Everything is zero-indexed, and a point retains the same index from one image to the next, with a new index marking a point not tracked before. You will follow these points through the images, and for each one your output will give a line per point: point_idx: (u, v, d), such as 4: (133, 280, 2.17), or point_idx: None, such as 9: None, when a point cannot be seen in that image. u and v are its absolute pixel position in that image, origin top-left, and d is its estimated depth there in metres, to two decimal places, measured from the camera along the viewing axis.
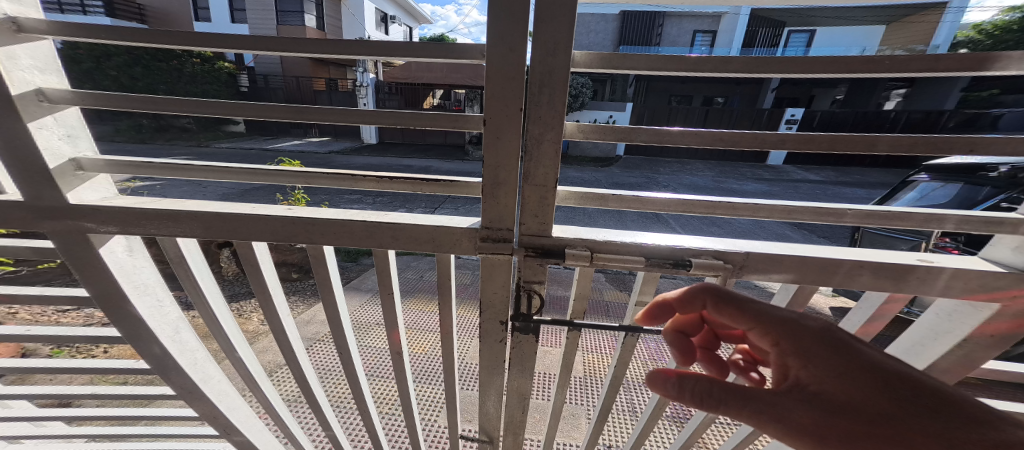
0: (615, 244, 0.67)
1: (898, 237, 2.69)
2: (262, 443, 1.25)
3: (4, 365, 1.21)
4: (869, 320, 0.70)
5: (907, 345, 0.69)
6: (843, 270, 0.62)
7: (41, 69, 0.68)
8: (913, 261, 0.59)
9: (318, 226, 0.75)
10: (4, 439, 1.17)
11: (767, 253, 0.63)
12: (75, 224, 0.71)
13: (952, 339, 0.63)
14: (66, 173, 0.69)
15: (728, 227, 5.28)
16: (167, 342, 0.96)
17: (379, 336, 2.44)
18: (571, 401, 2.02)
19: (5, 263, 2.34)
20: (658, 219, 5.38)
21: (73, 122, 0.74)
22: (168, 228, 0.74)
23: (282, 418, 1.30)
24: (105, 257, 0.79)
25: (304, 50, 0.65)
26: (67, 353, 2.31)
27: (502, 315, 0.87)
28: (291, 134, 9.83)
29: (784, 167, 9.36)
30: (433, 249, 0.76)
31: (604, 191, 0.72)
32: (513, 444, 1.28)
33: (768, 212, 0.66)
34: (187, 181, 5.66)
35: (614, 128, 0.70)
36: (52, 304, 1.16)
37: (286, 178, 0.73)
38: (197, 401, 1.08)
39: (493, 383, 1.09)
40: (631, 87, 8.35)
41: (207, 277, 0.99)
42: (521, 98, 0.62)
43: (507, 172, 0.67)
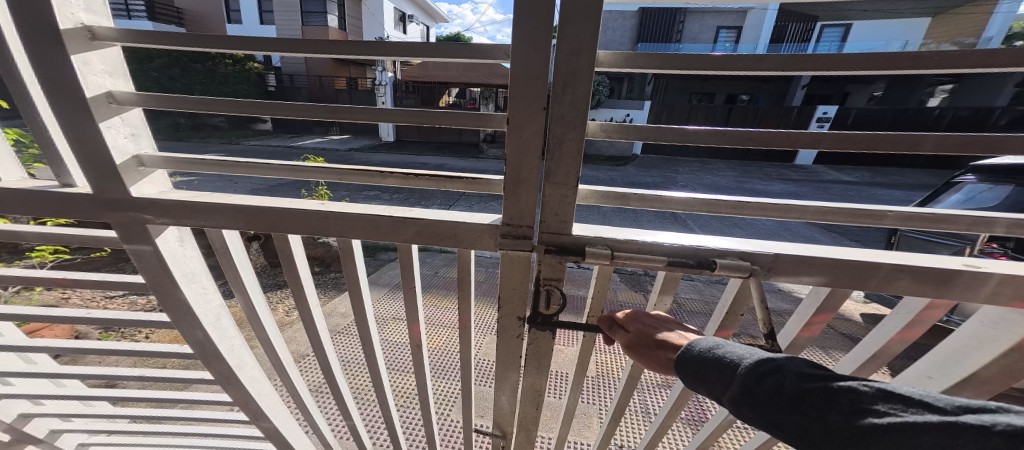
0: (636, 243, 0.69)
1: (940, 242, 2.56)
2: (287, 430, 1.34)
3: (63, 344, 1.33)
4: (906, 326, 0.69)
5: (947, 353, 0.67)
6: (879, 274, 0.62)
7: (111, 72, 0.75)
8: (958, 267, 0.58)
9: (351, 222, 0.80)
10: (62, 415, 1.30)
11: (796, 255, 0.64)
12: (136, 215, 0.79)
13: (995, 347, 0.61)
14: (130, 168, 0.76)
15: (750, 229, 5.14)
16: (209, 328, 1.04)
17: (397, 330, 2.53)
18: (584, 400, 2.04)
19: (61, 251, 2.57)
20: (677, 220, 5.30)
21: (137, 121, 0.81)
22: (218, 221, 0.81)
23: (307, 406, 1.39)
24: (161, 247, 0.87)
25: (342, 54, 0.69)
26: (114, 337, 2.50)
27: (519, 311, 0.90)
28: (315, 133, 10.18)
29: (812, 168, 9.00)
30: (456, 245, 0.80)
31: (627, 191, 0.75)
32: (527, 439, 1.32)
33: (801, 214, 0.70)
34: (220, 177, 5.96)
35: (637, 127, 0.72)
36: (107, 289, 1.27)
37: (323, 175, 0.78)
38: (231, 385, 1.17)
39: (509, 379, 1.13)
40: (650, 85, 8.23)
41: (249, 270, 1.07)
42: (544, 98, 0.65)
43: (526, 170, 0.70)
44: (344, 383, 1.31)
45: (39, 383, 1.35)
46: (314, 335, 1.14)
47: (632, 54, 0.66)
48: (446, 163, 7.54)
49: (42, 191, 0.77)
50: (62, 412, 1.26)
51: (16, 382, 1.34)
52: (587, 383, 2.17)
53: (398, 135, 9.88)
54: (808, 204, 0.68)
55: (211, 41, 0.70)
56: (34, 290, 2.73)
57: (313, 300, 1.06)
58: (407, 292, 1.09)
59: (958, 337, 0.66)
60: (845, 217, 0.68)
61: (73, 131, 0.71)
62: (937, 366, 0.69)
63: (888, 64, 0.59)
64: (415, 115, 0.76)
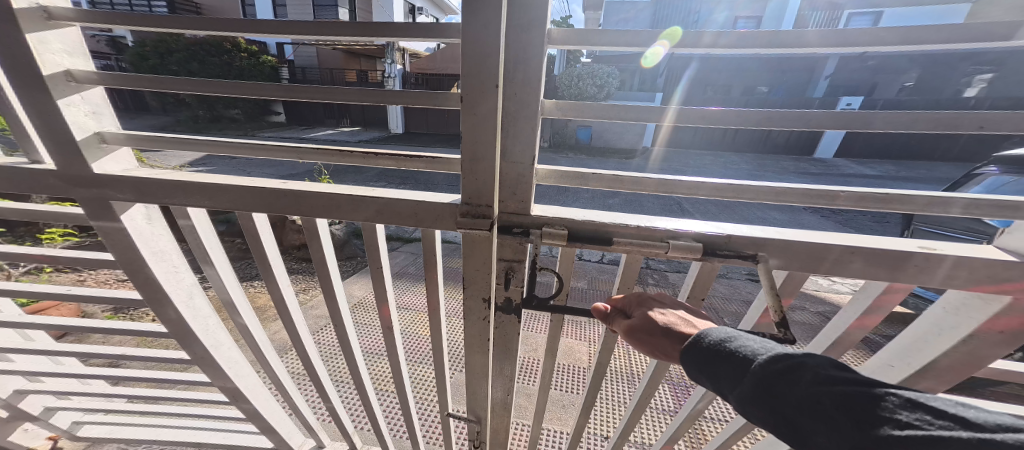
0: (591, 224, 0.68)
1: (957, 236, 2.45)
2: (267, 411, 1.40)
3: (57, 322, 1.39)
4: (871, 310, 0.70)
5: (908, 342, 0.67)
6: (833, 256, 0.60)
7: (69, 51, 0.73)
8: (909, 247, 0.56)
9: (309, 202, 0.80)
10: (59, 393, 1.37)
11: (750, 236, 0.62)
12: (101, 192, 0.80)
13: (958, 333, 0.61)
14: (92, 145, 0.75)
15: (758, 223, 5.05)
16: (180, 307, 1.08)
17: (374, 317, 2.59)
18: (562, 389, 2.07)
19: (73, 235, 2.69)
20: (682, 213, 5.24)
21: (99, 100, 0.80)
22: (180, 199, 0.81)
23: (288, 391, 1.43)
24: (127, 225, 0.90)
25: (298, 32, 0.69)
26: (121, 318, 2.60)
27: (484, 291, 0.94)
28: (325, 124, 10.38)
29: (830, 162, 8.68)
30: (416, 224, 0.80)
31: (585, 170, 0.74)
32: (499, 422, 1.35)
33: (757, 195, 0.69)
34: (232, 167, 6.13)
35: (591, 106, 0.70)
36: (94, 270, 1.32)
37: (285, 152, 0.79)
38: (210, 366, 1.22)
39: (478, 365, 1.15)
40: (660, 76, 8.08)
41: (219, 250, 1.10)
42: (496, 75, 0.64)
43: (485, 148, 0.69)
44: (322, 370, 1.34)
45: (39, 361, 1.42)
46: (288, 318, 1.17)
47: (581, 30, 0.64)
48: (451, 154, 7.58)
49: (11, 167, 0.78)
50: (57, 389, 1.34)
51: (16, 359, 1.41)
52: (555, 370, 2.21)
53: (405, 127, 9.98)
54: (767, 185, 0.66)
55: (167, 22, 0.70)
56: (48, 272, 2.87)
57: (287, 281, 1.10)
58: (376, 276, 1.10)
59: (923, 324, 0.65)
60: (806, 199, 0.66)
61: (36, 109, 0.71)
62: (900, 353, 0.68)
63: (842, 39, 0.55)
64: (369, 92, 0.75)
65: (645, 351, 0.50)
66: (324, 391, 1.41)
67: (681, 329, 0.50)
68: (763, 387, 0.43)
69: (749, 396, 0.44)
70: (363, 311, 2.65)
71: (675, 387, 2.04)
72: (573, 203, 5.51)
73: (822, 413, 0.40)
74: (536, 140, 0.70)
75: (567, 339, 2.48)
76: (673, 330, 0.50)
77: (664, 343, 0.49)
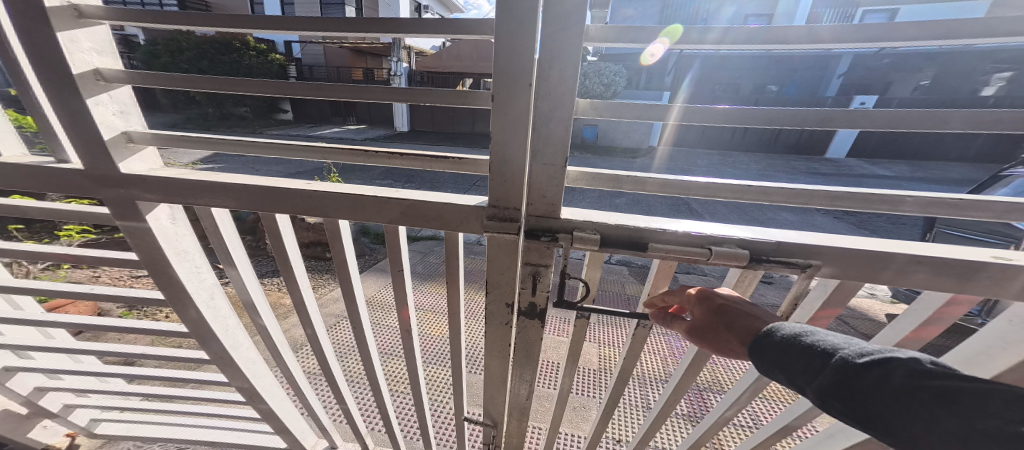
0: (626, 228, 0.63)
1: (984, 239, 2.37)
2: (283, 411, 1.38)
3: (75, 320, 1.38)
4: (926, 322, 0.63)
5: (966, 355, 0.56)
6: (894, 265, 0.55)
7: (99, 50, 0.70)
8: (981, 257, 0.51)
9: (333, 203, 0.76)
10: (79, 390, 1.36)
11: (804, 243, 0.57)
12: (125, 192, 0.76)
13: (1018, 351, 0.50)
14: (120, 144, 0.71)
15: (770, 224, 4.97)
16: (201, 307, 1.06)
17: (388, 316, 2.57)
18: (580, 392, 2.02)
19: (89, 231, 2.70)
20: (693, 213, 5.16)
21: (127, 99, 0.76)
22: (202, 200, 0.77)
23: (303, 391, 1.40)
24: (151, 226, 0.88)
25: (321, 27, 0.65)
26: (134, 316, 2.61)
27: (507, 296, 0.91)
28: (333, 122, 10.41)
29: (844, 161, 8.52)
30: (441, 226, 0.76)
31: (619, 173, 0.70)
32: (518, 426, 1.31)
33: (808, 199, 0.64)
34: (243, 165, 6.17)
35: (629, 106, 0.64)
36: (112, 268, 1.30)
37: (308, 152, 0.76)
38: (228, 366, 1.21)
39: (499, 369, 1.11)
40: (670, 75, 7.99)
41: (241, 250, 1.07)
42: (529, 73, 0.59)
43: (514, 149, 0.65)
44: (338, 371, 1.32)
45: (59, 358, 1.42)
46: (305, 319, 1.14)
47: (622, 27, 0.59)
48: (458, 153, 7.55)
49: (30, 166, 0.75)
50: (77, 387, 1.33)
51: (36, 357, 1.41)
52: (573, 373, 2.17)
53: (413, 125, 9.97)
54: (821, 189, 0.61)
55: (194, 18, 0.66)
56: (65, 269, 2.89)
57: (305, 281, 1.07)
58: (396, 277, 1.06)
59: (977, 339, 0.55)
60: (862, 203, 0.61)
61: (66, 110, 0.67)
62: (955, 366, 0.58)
63: (921, 32, 0.49)
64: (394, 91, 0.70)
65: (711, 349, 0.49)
66: (341, 393, 1.38)
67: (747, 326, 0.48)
68: (841, 380, 0.40)
69: (827, 390, 0.41)
70: (373, 309, 2.63)
71: (693, 391, 1.98)
72: (582, 202, 5.46)
73: (914, 407, 0.37)
74: (568, 141, 0.65)
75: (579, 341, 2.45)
76: (739, 328, 0.48)
77: (728, 340, 0.48)
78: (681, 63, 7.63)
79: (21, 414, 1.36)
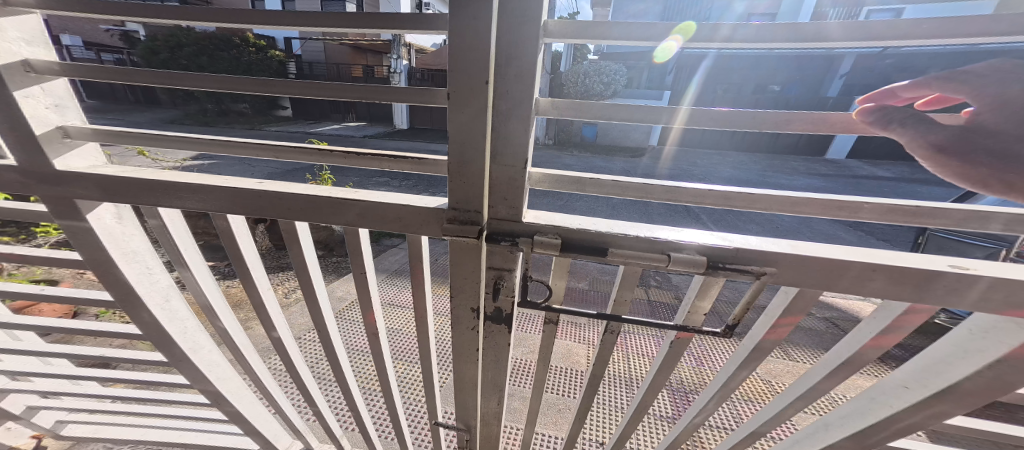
0: (585, 233, 0.58)
1: (974, 243, 2.33)
2: (252, 414, 1.34)
3: (40, 320, 1.33)
4: (883, 331, 0.61)
5: (923, 363, 0.56)
6: (851, 272, 0.51)
7: (29, 41, 0.64)
8: (939, 266, 0.47)
9: (284, 204, 0.70)
10: (46, 393, 1.31)
11: (762, 250, 0.53)
12: (64, 190, 0.69)
13: (980, 359, 0.50)
14: (54, 139, 0.65)
15: (764, 226, 4.95)
16: (155, 310, 1.02)
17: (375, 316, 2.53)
18: (565, 395, 1.99)
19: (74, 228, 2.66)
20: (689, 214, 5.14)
21: (63, 92, 0.70)
22: (151, 200, 0.69)
23: (273, 396, 1.36)
24: (96, 225, 0.84)
25: (266, 20, 0.61)
26: (117, 314, 2.56)
27: (472, 301, 0.88)
28: (331, 120, 10.37)
29: (844, 163, 8.46)
30: (401, 229, 0.70)
31: (582, 175, 0.65)
32: (490, 431, 1.27)
33: (765, 204, 0.59)
34: (239, 161, 6.14)
35: (589, 105, 0.60)
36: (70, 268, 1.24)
37: (254, 150, 0.68)
38: (188, 368, 1.16)
39: (467, 373, 1.08)
40: (671, 74, 7.92)
41: (195, 251, 1.01)
42: (485, 69, 0.54)
43: (475, 150, 0.60)
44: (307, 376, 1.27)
45: (26, 359, 1.37)
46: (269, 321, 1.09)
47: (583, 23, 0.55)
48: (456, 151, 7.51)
49: None
50: (42, 389, 1.27)
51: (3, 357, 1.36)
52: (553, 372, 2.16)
53: (412, 123, 9.93)
54: (779, 193, 0.57)
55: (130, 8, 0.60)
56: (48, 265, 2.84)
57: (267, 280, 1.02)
58: (360, 278, 1.01)
59: (940, 346, 0.55)
60: (825, 209, 0.57)
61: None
62: (914, 374, 0.58)
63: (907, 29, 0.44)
64: (351, 88, 0.65)
65: (966, 158, 0.37)
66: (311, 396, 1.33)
67: None
68: None
69: None
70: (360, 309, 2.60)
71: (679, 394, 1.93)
72: (578, 202, 5.42)
73: None
74: (531, 140, 0.59)
75: (565, 342, 2.42)
76: None
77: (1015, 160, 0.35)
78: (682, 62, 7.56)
79: None
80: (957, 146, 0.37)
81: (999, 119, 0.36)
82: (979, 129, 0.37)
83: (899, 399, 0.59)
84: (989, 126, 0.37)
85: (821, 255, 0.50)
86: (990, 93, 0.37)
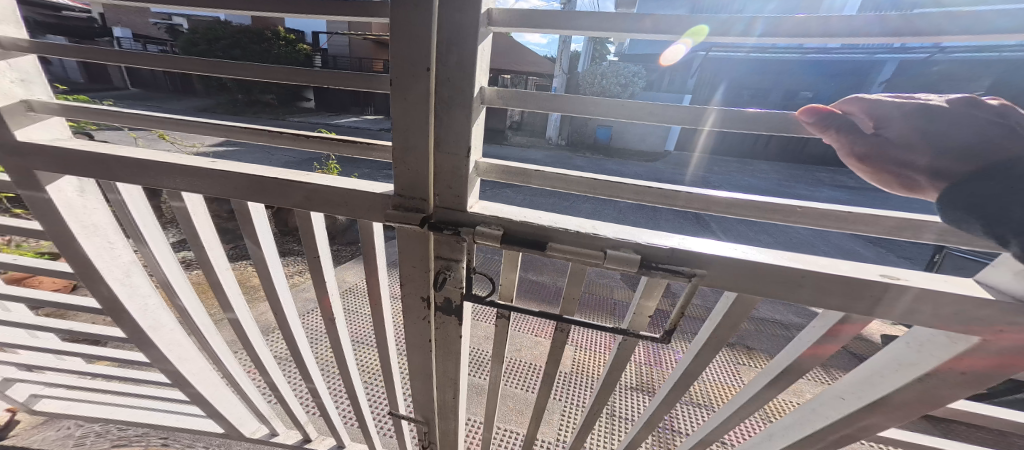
0: (530, 225, 0.62)
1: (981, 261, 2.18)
2: (217, 400, 1.32)
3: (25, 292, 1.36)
4: (819, 339, 0.71)
5: (867, 372, 0.66)
6: (792, 281, 0.57)
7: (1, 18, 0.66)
8: (874, 275, 0.54)
9: (233, 184, 0.72)
10: (29, 365, 1.34)
11: (690, 250, 0.59)
12: (17, 159, 0.72)
13: (913, 371, 0.59)
14: (17, 112, 0.69)
15: (777, 237, 4.76)
16: (115, 285, 0.96)
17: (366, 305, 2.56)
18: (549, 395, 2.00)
19: None
20: (698, 221, 5.02)
21: (29, 68, 0.73)
22: (114, 176, 0.72)
23: (242, 388, 1.32)
24: (54, 197, 0.80)
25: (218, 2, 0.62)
26: None
27: (422, 290, 0.87)
28: (349, 112, 10.57)
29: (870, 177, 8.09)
30: (347, 214, 0.71)
31: (529, 166, 0.67)
32: (446, 427, 1.25)
33: (702, 203, 0.63)
34: (259, 149, 6.35)
35: (533, 95, 0.59)
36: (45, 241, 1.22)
37: (204, 128, 0.72)
38: (146, 346, 1.10)
39: (420, 366, 1.06)
40: (693, 77, 7.73)
41: (156, 227, 0.91)
42: (427, 56, 0.55)
43: (420, 135, 0.61)
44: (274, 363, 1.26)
45: (12, 331, 1.40)
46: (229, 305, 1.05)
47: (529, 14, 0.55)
48: None
49: None
50: (21, 362, 1.32)
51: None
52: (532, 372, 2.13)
53: None
54: (711, 195, 0.58)
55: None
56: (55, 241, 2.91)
57: (226, 260, 0.98)
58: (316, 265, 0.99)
59: (883, 358, 0.64)
60: (755, 211, 0.60)
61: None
62: (859, 383, 0.67)
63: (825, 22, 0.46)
64: (296, 71, 0.64)
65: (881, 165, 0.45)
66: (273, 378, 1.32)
67: (959, 146, 0.41)
68: (1011, 191, 0.39)
69: (982, 199, 0.41)
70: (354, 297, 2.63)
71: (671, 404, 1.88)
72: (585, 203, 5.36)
73: None
74: (475, 126, 0.61)
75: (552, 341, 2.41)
76: (947, 148, 0.42)
77: (917, 163, 0.43)
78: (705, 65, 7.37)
79: None
80: (876, 154, 0.44)
81: (913, 132, 0.43)
82: (899, 139, 0.44)
83: (840, 407, 0.69)
84: (894, 133, 0.44)
85: (757, 263, 0.57)
86: (895, 107, 0.44)
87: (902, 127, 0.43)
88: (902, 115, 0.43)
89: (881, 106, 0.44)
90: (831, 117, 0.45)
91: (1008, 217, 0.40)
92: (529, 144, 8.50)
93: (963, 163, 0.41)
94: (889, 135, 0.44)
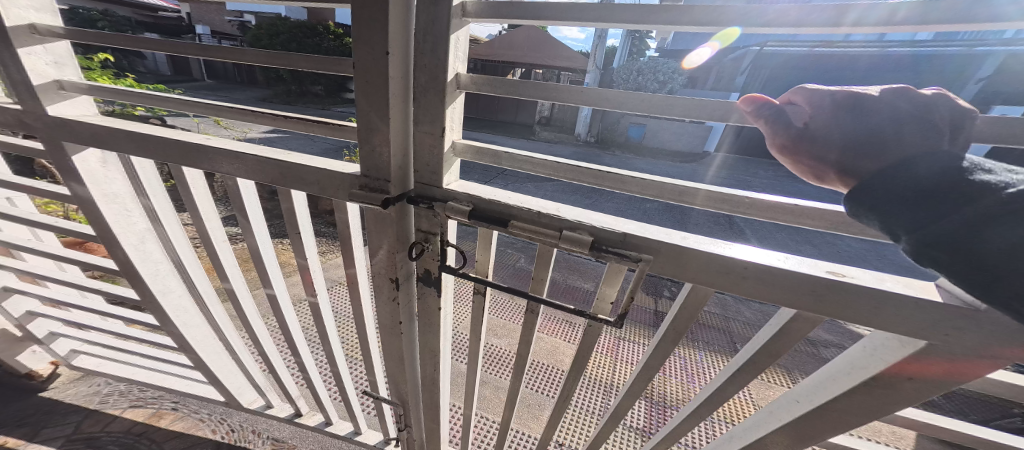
0: (498, 204, 0.60)
1: None
2: (220, 370, 1.36)
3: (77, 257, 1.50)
4: (772, 338, 0.62)
5: (822, 376, 0.57)
6: (737, 272, 0.49)
7: (36, 6, 0.72)
8: (817, 272, 0.46)
9: (224, 160, 0.75)
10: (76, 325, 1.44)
11: (647, 237, 0.53)
12: (49, 132, 0.77)
13: (860, 375, 0.51)
14: (49, 90, 0.74)
15: (822, 248, 4.35)
16: (130, 250, 0.99)
17: None
18: (541, 392, 1.96)
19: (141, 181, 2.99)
20: (731, 227, 4.73)
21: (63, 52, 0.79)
22: (126, 149, 0.77)
23: (242, 358, 1.36)
24: (78, 166, 0.82)
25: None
26: None
27: (391, 271, 0.82)
28: None
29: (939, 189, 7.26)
30: (320, 192, 0.72)
31: (500, 147, 0.63)
32: (420, 411, 1.23)
33: (656, 191, 0.57)
34: (300, 137, 6.70)
35: (500, 80, 0.58)
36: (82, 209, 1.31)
37: (200, 108, 0.78)
38: (157, 310, 1.14)
39: (393, 347, 1.04)
40: (741, 75, 7.26)
41: (169, 205, 0.96)
42: (386, 40, 0.55)
43: (378, 115, 0.61)
44: (265, 336, 1.27)
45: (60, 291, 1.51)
46: (222, 275, 1.06)
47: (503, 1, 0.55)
48: (496, 140, 7.60)
49: None
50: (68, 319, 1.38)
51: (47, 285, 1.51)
52: (534, 368, 2.12)
53: None
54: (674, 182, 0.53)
55: None
56: None
57: (223, 233, 0.99)
58: (297, 242, 0.97)
59: (837, 360, 0.55)
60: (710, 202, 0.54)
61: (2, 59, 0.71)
62: (814, 386, 0.58)
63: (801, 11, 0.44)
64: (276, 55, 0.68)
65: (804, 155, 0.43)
66: (266, 349, 1.34)
67: (875, 143, 0.39)
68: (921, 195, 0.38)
69: (895, 200, 0.39)
70: None
71: (672, 412, 1.82)
72: (610, 203, 5.20)
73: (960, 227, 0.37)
74: (448, 109, 0.61)
75: (556, 340, 2.36)
76: (865, 145, 0.40)
77: (833, 159, 0.41)
78: (755, 61, 6.90)
79: (16, 336, 1.46)
80: (798, 147, 0.42)
81: (836, 125, 0.40)
82: (822, 131, 0.41)
83: (791, 411, 0.61)
84: (817, 125, 0.41)
85: (713, 254, 0.49)
86: (826, 97, 0.41)
87: (830, 119, 0.40)
88: (830, 105, 0.41)
89: (817, 95, 0.41)
90: (765, 106, 0.42)
91: (910, 221, 0.39)
92: (558, 140, 8.32)
93: (878, 160, 0.40)
94: (815, 127, 0.41)
